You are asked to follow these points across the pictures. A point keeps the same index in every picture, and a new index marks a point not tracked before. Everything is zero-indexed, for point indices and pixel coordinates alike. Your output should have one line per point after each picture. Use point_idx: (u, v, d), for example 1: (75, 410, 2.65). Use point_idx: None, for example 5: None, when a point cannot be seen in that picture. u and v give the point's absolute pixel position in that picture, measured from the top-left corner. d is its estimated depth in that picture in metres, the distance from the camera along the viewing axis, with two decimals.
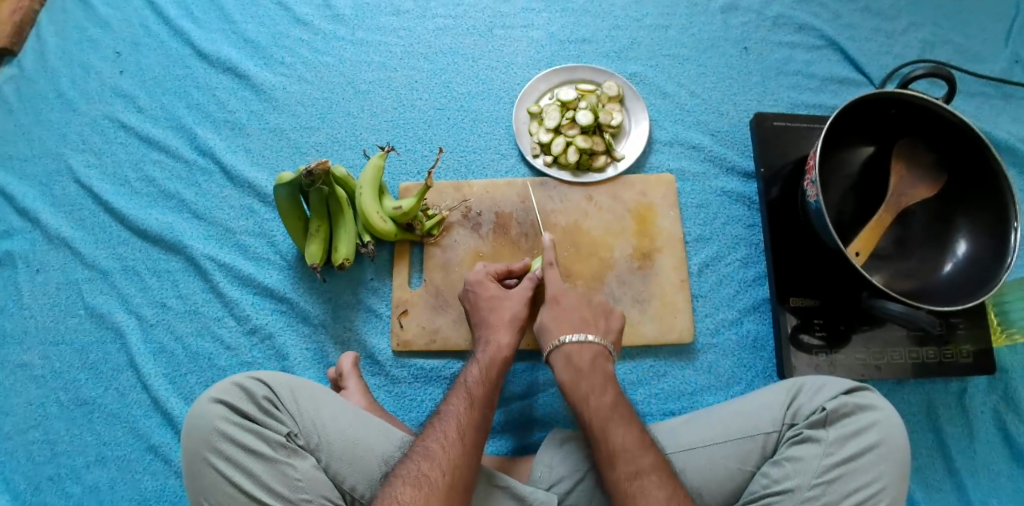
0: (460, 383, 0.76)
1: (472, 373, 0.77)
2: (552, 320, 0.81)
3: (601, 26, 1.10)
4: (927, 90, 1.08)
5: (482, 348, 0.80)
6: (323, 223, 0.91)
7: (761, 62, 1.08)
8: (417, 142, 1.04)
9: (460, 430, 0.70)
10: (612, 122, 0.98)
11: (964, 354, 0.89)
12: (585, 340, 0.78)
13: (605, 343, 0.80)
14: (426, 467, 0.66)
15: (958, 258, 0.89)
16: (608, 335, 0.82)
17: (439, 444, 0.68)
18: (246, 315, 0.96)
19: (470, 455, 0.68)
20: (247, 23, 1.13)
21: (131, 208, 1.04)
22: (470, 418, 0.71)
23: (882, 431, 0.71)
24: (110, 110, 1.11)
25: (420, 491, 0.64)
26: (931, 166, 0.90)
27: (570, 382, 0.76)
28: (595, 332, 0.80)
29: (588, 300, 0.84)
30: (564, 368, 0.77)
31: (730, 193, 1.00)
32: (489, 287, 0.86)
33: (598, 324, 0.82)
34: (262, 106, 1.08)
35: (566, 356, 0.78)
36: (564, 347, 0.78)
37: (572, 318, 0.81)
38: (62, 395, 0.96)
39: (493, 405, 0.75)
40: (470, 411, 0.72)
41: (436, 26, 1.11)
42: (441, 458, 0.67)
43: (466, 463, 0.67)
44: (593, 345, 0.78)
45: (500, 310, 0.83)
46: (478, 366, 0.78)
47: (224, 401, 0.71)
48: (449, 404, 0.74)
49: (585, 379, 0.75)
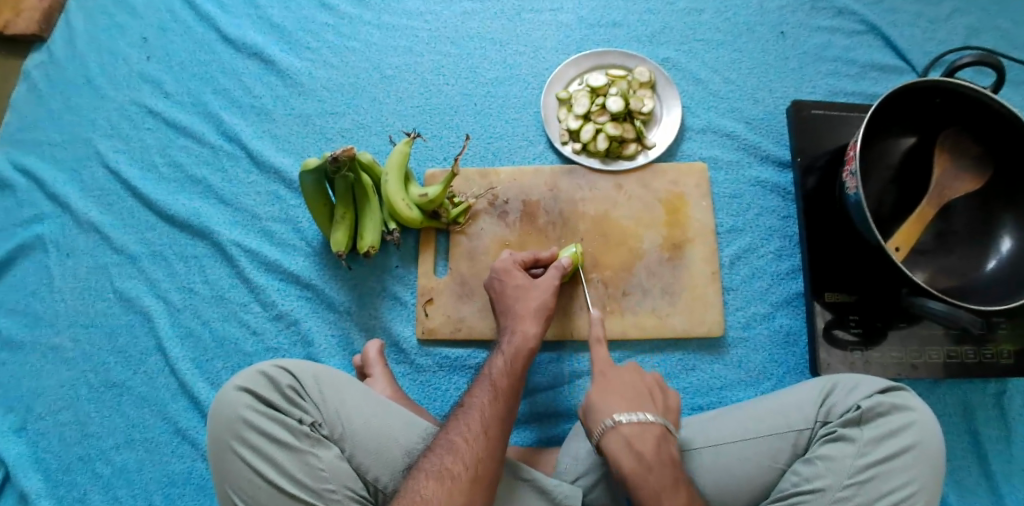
0: (485, 375, 0.75)
1: (496, 364, 0.76)
2: (601, 395, 0.72)
3: (633, 10, 1.07)
4: (972, 79, 1.04)
5: (507, 338, 0.79)
6: (348, 210, 0.91)
7: (798, 48, 1.04)
8: (443, 129, 1.03)
9: (483, 422, 0.69)
10: (644, 109, 0.95)
11: (1005, 355, 0.86)
12: (644, 420, 0.68)
13: (663, 419, 0.70)
14: (448, 460, 0.66)
15: (1002, 255, 0.85)
16: (665, 412, 0.72)
17: (461, 436, 0.68)
18: (272, 301, 0.96)
19: (494, 446, 0.68)
20: (274, 7, 1.12)
21: (157, 193, 1.04)
22: (495, 410, 0.71)
23: (918, 432, 0.69)
24: (138, 95, 1.11)
25: (441, 485, 0.64)
26: (976, 158, 0.87)
27: (635, 473, 0.65)
28: (653, 410, 0.70)
29: (641, 370, 0.75)
30: (626, 457, 0.66)
31: (765, 184, 0.97)
32: (516, 276, 0.84)
33: (655, 399, 0.72)
34: (288, 92, 1.07)
35: (625, 441, 0.67)
36: (622, 430, 0.68)
37: (624, 393, 0.72)
38: (92, 377, 0.97)
39: (517, 397, 0.74)
40: (494, 402, 0.71)
41: (464, 10, 1.09)
42: (464, 450, 0.66)
43: (488, 457, 0.67)
44: (655, 427, 0.68)
45: (525, 299, 0.82)
46: (502, 357, 0.77)
47: (248, 389, 0.71)
48: (474, 397, 0.73)
49: (652, 473, 0.65)
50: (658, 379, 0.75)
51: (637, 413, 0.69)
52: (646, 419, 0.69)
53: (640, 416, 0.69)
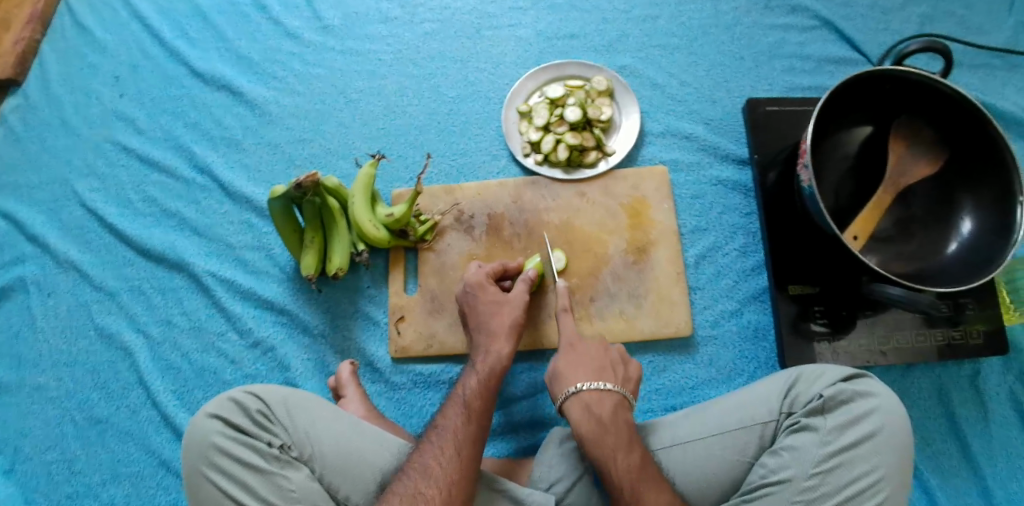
0: (457, 396, 0.76)
1: (470, 384, 0.77)
2: (566, 367, 0.77)
3: (590, 20, 1.08)
4: (928, 65, 1.05)
5: (481, 356, 0.80)
6: (317, 234, 0.93)
7: (754, 47, 1.06)
8: (407, 148, 1.04)
9: (456, 444, 0.70)
10: (602, 117, 0.97)
11: (975, 334, 0.88)
12: (603, 388, 0.73)
13: (622, 389, 0.75)
14: (422, 484, 0.66)
15: (964, 237, 0.86)
16: (626, 385, 0.77)
17: (435, 459, 0.69)
18: (249, 328, 0.98)
19: (467, 469, 0.68)
20: (240, 39, 1.15)
21: (134, 229, 1.06)
22: (467, 431, 0.71)
23: (881, 418, 0.70)
24: (111, 133, 1.13)
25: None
26: (930, 142, 0.89)
27: (592, 434, 0.70)
28: (613, 380, 0.75)
29: (605, 347, 0.79)
30: (585, 421, 0.71)
31: (726, 182, 0.98)
32: (488, 291, 0.85)
33: (616, 372, 0.77)
34: (256, 122, 1.09)
35: (584, 405, 0.72)
36: (582, 396, 0.73)
37: (584, 364, 0.76)
38: (77, 414, 1.00)
39: (490, 416, 0.74)
40: (467, 424, 0.72)
41: (424, 31, 1.10)
42: (438, 474, 0.67)
43: (461, 481, 0.67)
44: (614, 395, 0.73)
45: (492, 309, 0.84)
46: (476, 377, 0.78)
47: (219, 416, 0.73)
48: (446, 418, 0.74)
49: (608, 433, 0.69)
50: (622, 356, 0.80)
51: (596, 382, 0.74)
52: (605, 388, 0.73)
53: (599, 384, 0.73)
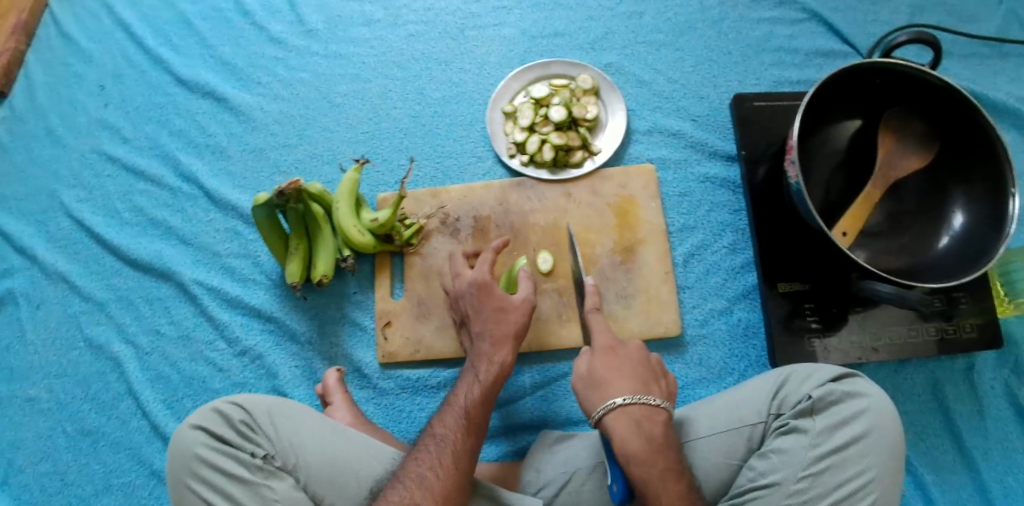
0: (454, 402, 0.74)
1: (472, 391, 0.75)
2: (605, 373, 0.75)
3: (574, 18, 1.07)
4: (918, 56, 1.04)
5: (482, 364, 0.77)
6: (302, 241, 0.93)
7: (740, 41, 1.04)
8: (392, 152, 1.03)
9: (454, 456, 0.69)
10: (587, 116, 0.96)
11: (968, 329, 0.87)
12: (652, 403, 0.72)
13: (665, 403, 0.74)
14: (418, 496, 0.65)
15: (955, 231, 0.85)
16: (665, 397, 0.76)
17: (432, 471, 0.67)
18: (236, 337, 0.98)
19: (463, 481, 0.68)
20: (224, 45, 1.14)
21: (121, 238, 1.06)
22: (466, 442, 0.70)
23: (872, 418, 0.69)
24: (98, 143, 1.13)
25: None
26: (920, 134, 0.87)
27: (645, 452, 0.68)
28: (658, 394, 0.74)
29: (645, 355, 0.78)
30: (636, 439, 0.69)
31: (714, 179, 0.97)
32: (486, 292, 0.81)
33: (658, 384, 0.76)
34: (240, 128, 1.09)
35: (634, 421, 0.70)
36: (631, 410, 0.71)
37: (627, 374, 0.75)
38: (68, 426, 1.00)
39: (485, 424, 0.73)
40: (465, 435, 0.71)
41: (407, 33, 1.10)
42: (435, 487, 0.66)
43: (458, 493, 0.67)
44: (663, 411, 0.72)
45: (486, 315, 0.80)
46: (478, 385, 0.75)
47: (202, 427, 0.73)
48: (443, 426, 0.72)
49: (662, 454, 0.68)
50: (659, 366, 0.79)
51: (644, 396, 0.72)
52: (654, 404, 0.72)
53: (648, 399, 0.72)
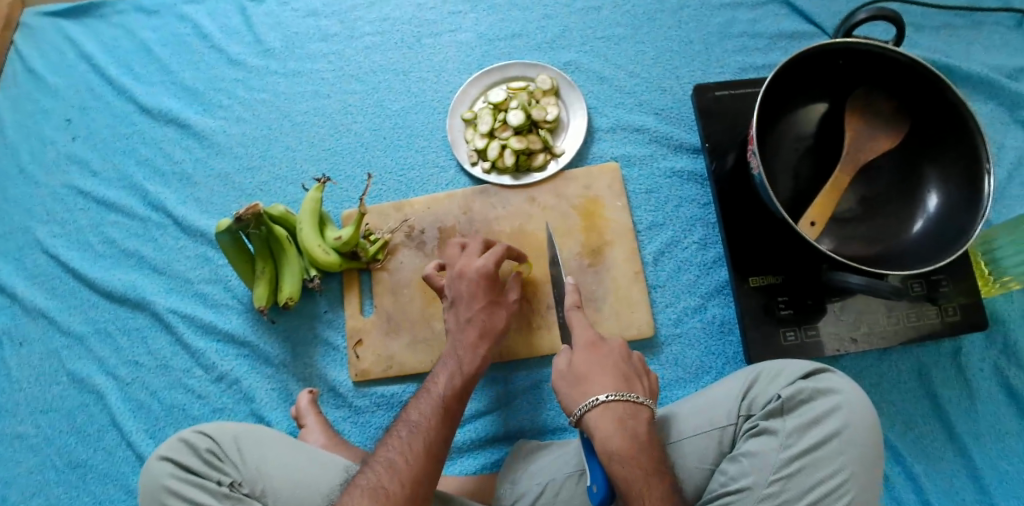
0: (427, 392, 0.74)
1: (447, 381, 0.75)
2: (588, 370, 0.75)
3: (531, 18, 1.05)
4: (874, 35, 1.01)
5: (459, 355, 0.78)
6: (268, 263, 0.92)
7: (702, 29, 1.02)
8: (355, 167, 1.02)
9: (425, 439, 0.68)
10: (547, 118, 0.94)
11: (949, 311, 0.84)
12: (634, 401, 0.71)
13: (647, 400, 0.73)
14: (385, 480, 0.64)
15: (930, 214, 0.82)
16: (648, 394, 0.75)
17: (402, 454, 0.66)
18: (212, 363, 0.98)
19: (433, 464, 0.66)
20: (185, 71, 1.14)
21: (95, 271, 1.06)
22: (438, 427, 0.69)
23: (845, 415, 0.67)
24: (68, 178, 1.12)
25: (375, 501, 0.62)
26: (890, 113, 0.84)
27: (628, 451, 0.67)
28: (641, 392, 0.73)
29: (629, 353, 0.78)
30: (620, 437, 0.68)
31: (681, 173, 0.95)
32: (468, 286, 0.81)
33: (642, 382, 0.75)
34: (205, 153, 1.08)
35: (616, 418, 0.70)
36: (611, 407, 0.70)
37: (609, 369, 0.74)
38: (57, 460, 1.00)
39: (458, 413, 0.73)
40: (436, 420, 0.70)
41: (365, 45, 1.08)
42: (403, 468, 0.65)
43: (427, 478, 0.65)
44: (646, 409, 0.71)
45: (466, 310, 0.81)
46: (454, 375, 0.75)
47: (169, 458, 0.73)
48: (417, 412, 0.71)
49: (645, 453, 0.67)
50: (644, 364, 0.78)
51: (624, 392, 0.72)
52: (637, 401, 0.71)
53: (630, 396, 0.71)
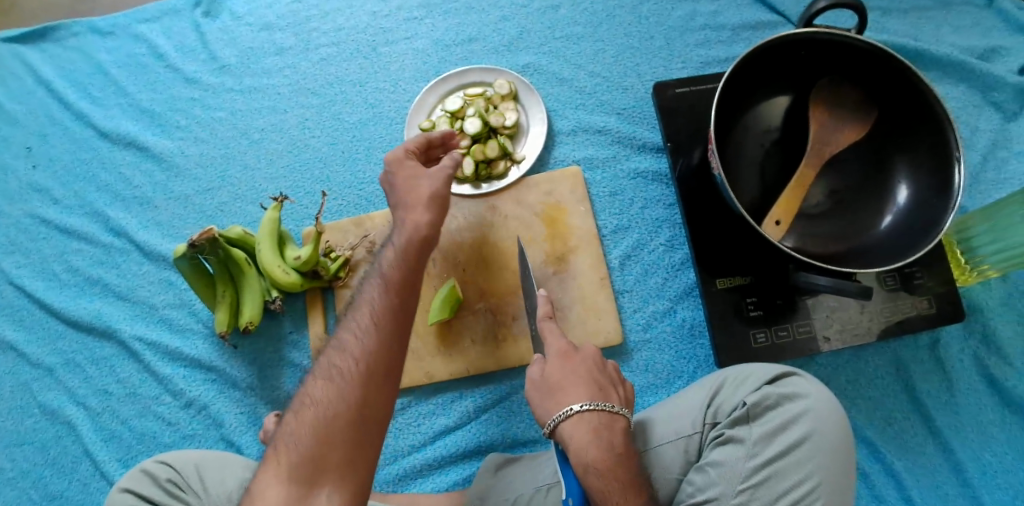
0: (376, 269, 0.69)
1: (392, 254, 0.69)
2: (561, 380, 0.73)
3: (487, 21, 1.03)
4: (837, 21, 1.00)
5: (399, 228, 0.71)
6: (228, 286, 0.90)
7: (662, 23, 0.99)
8: (315, 184, 1.00)
9: (374, 317, 0.63)
10: (506, 123, 0.91)
11: (924, 304, 0.82)
12: (610, 410, 0.69)
13: (623, 409, 0.71)
14: (338, 360, 0.62)
15: (900, 207, 0.79)
16: (624, 403, 0.73)
17: (351, 335, 0.63)
18: (180, 389, 0.96)
19: (388, 335, 0.62)
20: (141, 92, 1.12)
21: (60, 301, 1.05)
22: (387, 302, 0.64)
23: (813, 420, 0.65)
24: (30, 207, 1.11)
25: (331, 384, 0.61)
26: (855, 103, 0.81)
27: (603, 462, 0.65)
28: (615, 401, 0.71)
29: (601, 362, 0.75)
30: (596, 446, 0.66)
31: (645, 174, 0.93)
32: (406, 163, 0.75)
33: (615, 393, 0.73)
34: (165, 175, 1.07)
35: (592, 427, 0.68)
36: (587, 418, 0.68)
37: (583, 378, 0.72)
38: (32, 493, 0.99)
39: (415, 285, 0.67)
40: (386, 297, 0.65)
41: (320, 57, 1.06)
42: (355, 349, 0.62)
43: (384, 351, 0.62)
44: (622, 418, 0.69)
45: (414, 186, 0.74)
46: (397, 247, 0.69)
47: (130, 489, 0.74)
48: (365, 292, 0.66)
49: (621, 464, 0.65)
50: (616, 373, 0.76)
51: (598, 402, 0.70)
52: (613, 410, 0.69)
53: (603, 405, 0.69)
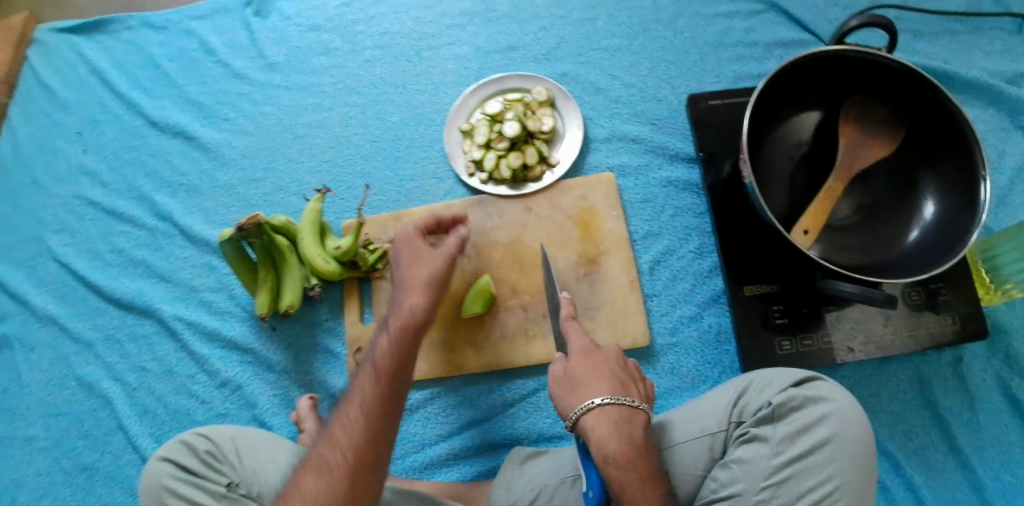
0: (369, 359, 0.73)
1: (384, 343, 0.74)
2: (584, 375, 0.74)
3: (528, 30, 1.07)
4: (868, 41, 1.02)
5: (395, 313, 0.77)
6: (269, 272, 0.94)
7: (697, 39, 1.02)
8: (356, 179, 1.04)
9: (364, 412, 0.68)
10: (543, 128, 0.95)
11: (949, 321, 0.83)
12: (632, 404, 0.70)
13: (644, 406, 0.72)
14: (329, 453, 0.66)
15: (926, 221, 0.81)
16: (644, 399, 0.74)
17: (342, 428, 0.68)
18: (216, 369, 1.00)
19: (375, 431, 0.67)
20: (191, 85, 1.17)
21: (103, 279, 1.09)
22: (376, 398, 0.69)
23: (835, 423, 0.66)
24: (79, 188, 1.15)
25: (321, 478, 0.64)
26: (885, 120, 0.83)
27: (624, 455, 0.66)
28: (637, 396, 0.72)
29: (623, 360, 0.77)
30: (615, 439, 0.67)
31: (677, 182, 0.96)
32: (415, 244, 0.81)
33: (636, 389, 0.74)
34: (211, 165, 1.11)
35: (613, 421, 0.69)
36: (609, 411, 0.69)
37: (606, 375, 0.73)
38: (65, 463, 1.02)
39: (405, 372, 0.72)
40: (377, 387, 0.69)
41: (365, 58, 1.11)
42: (344, 444, 0.66)
43: (371, 445, 0.66)
44: (642, 413, 0.71)
45: (417, 268, 0.79)
46: (390, 335, 0.74)
47: (169, 459, 0.75)
48: (358, 384, 0.71)
49: (640, 458, 0.67)
50: (637, 371, 0.78)
51: (619, 396, 0.71)
52: (634, 406, 0.71)
53: (625, 399, 0.70)
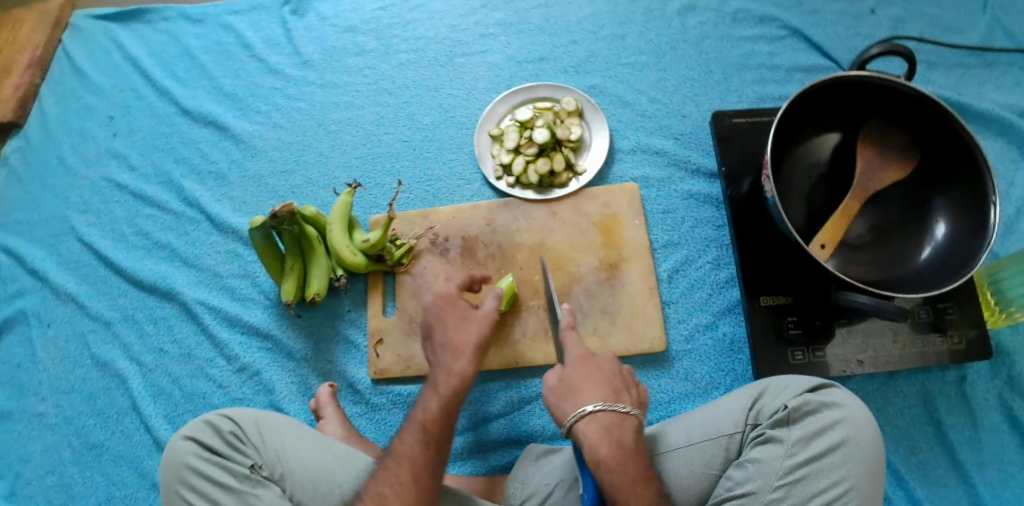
0: (416, 419, 0.74)
1: (432, 405, 0.74)
2: (577, 379, 0.74)
3: (559, 43, 1.11)
4: (885, 69, 1.07)
5: (441, 372, 0.77)
6: (297, 261, 0.96)
7: (722, 60, 1.07)
8: (385, 176, 1.07)
9: (414, 478, 0.69)
10: (571, 137, 0.98)
11: (956, 340, 0.86)
12: (622, 411, 0.71)
13: (637, 411, 0.73)
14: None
15: (937, 242, 0.85)
16: (637, 405, 0.75)
17: (389, 486, 0.68)
18: (235, 354, 1.01)
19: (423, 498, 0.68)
20: (226, 77, 1.19)
21: (126, 261, 1.10)
22: (423, 460, 0.70)
23: (848, 427, 0.69)
24: (107, 171, 1.17)
25: None
26: (900, 143, 0.87)
27: (611, 460, 0.67)
28: (629, 402, 0.73)
29: (617, 365, 0.77)
30: (604, 444, 0.68)
31: (697, 196, 0.99)
32: (460, 306, 0.82)
33: (630, 393, 0.75)
34: (241, 155, 1.13)
35: (603, 426, 0.70)
36: (600, 417, 0.70)
37: (597, 380, 0.74)
38: (75, 440, 1.02)
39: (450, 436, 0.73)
40: (426, 452, 0.70)
41: (399, 61, 1.14)
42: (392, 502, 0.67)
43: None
44: (633, 419, 0.71)
45: (463, 330, 0.80)
46: (438, 399, 0.75)
47: (193, 438, 0.76)
48: (405, 442, 0.72)
49: (630, 462, 0.68)
50: (631, 376, 0.78)
51: (608, 402, 0.71)
52: (624, 411, 0.71)
53: (613, 405, 0.71)
